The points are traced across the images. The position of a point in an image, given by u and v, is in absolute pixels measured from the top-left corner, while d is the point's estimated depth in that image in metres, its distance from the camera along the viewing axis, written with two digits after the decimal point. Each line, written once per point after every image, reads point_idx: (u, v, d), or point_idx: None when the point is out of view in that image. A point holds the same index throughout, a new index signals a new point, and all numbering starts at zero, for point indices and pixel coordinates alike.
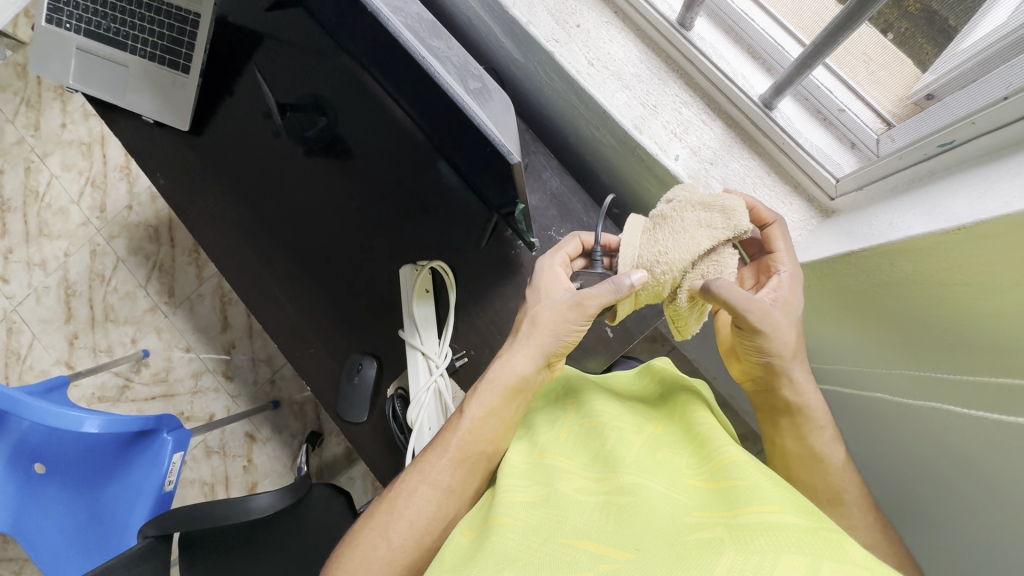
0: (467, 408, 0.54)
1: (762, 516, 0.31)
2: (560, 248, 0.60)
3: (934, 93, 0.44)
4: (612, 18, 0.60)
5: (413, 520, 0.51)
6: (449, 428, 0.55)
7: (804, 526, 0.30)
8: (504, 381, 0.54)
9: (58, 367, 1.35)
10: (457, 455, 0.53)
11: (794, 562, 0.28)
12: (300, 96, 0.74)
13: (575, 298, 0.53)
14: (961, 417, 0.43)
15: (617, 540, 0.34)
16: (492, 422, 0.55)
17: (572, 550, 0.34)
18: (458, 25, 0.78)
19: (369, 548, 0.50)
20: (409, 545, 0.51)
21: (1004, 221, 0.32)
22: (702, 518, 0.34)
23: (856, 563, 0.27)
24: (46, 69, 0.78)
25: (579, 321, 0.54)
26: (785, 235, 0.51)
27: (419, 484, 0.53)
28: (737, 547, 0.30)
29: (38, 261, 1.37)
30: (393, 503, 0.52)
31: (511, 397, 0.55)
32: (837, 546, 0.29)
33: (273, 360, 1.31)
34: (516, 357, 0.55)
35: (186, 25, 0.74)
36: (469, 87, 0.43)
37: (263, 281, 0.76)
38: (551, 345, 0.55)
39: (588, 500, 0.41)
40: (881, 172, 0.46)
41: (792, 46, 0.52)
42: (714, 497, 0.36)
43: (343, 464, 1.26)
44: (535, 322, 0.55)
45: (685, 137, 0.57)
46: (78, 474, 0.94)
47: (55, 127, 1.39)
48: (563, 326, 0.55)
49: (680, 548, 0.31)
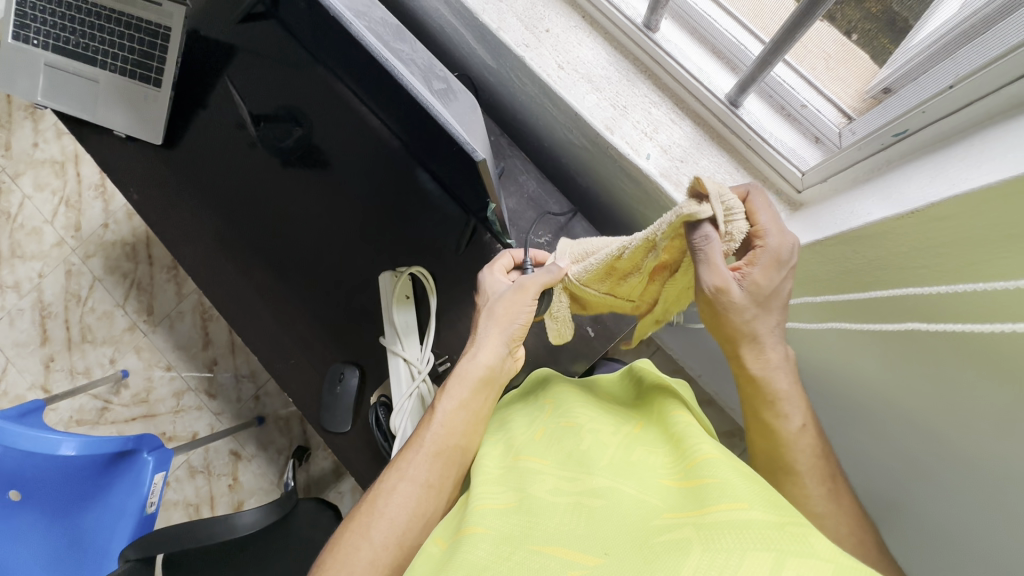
0: (439, 403, 0.55)
1: (730, 515, 0.32)
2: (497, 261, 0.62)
3: (890, 87, 0.45)
4: (580, 22, 0.61)
5: (394, 517, 0.50)
6: (422, 425, 0.55)
7: (773, 521, 0.31)
8: (473, 375, 0.56)
9: (34, 392, 1.31)
10: (432, 449, 0.53)
11: (759, 558, 0.28)
12: (275, 106, 0.74)
13: (525, 291, 0.57)
14: (932, 399, 0.44)
15: (589, 543, 0.35)
16: (463, 414, 0.55)
17: (542, 557, 0.35)
18: (431, 33, 0.79)
19: (351, 551, 0.48)
20: (391, 543, 0.49)
21: (955, 204, 0.33)
22: (671, 519, 0.34)
23: (821, 557, 0.28)
24: (13, 87, 0.77)
25: (528, 314, 0.57)
26: (765, 204, 0.44)
27: (399, 482, 0.52)
28: (704, 546, 0.30)
29: (11, 284, 1.34)
30: (374, 502, 0.52)
31: (480, 389, 0.56)
32: (802, 540, 0.29)
33: (257, 376, 1.29)
34: (481, 352, 0.57)
35: (156, 39, 0.74)
36: (433, 88, 0.44)
37: (242, 293, 0.76)
38: (512, 332, 0.57)
39: (558, 500, 0.41)
40: (843, 163, 0.48)
41: (753, 45, 0.54)
42: (685, 496, 0.36)
43: (330, 479, 1.24)
44: (494, 311, 0.57)
45: (655, 136, 0.58)
46: (55, 500, 0.91)
47: (26, 147, 1.37)
48: (518, 314, 0.57)
49: (649, 550, 0.32)
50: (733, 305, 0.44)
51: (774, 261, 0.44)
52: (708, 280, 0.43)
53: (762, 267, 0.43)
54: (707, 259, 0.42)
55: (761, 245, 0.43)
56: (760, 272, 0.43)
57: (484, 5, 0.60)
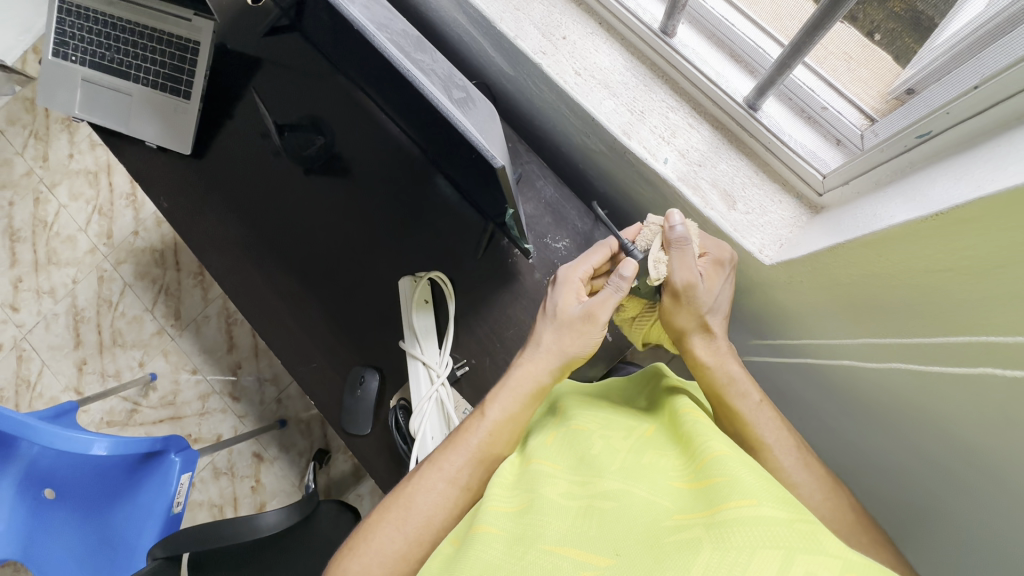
0: (488, 410, 0.55)
1: (739, 511, 0.32)
2: (586, 259, 0.59)
3: (914, 87, 0.45)
4: (596, 29, 0.61)
5: (430, 516, 0.51)
6: (470, 428, 0.55)
7: (781, 518, 0.31)
8: (526, 388, 0.56)
9: (67, 393, 1.36)
10: (477, 455, 0.54)
11: (768, 556, 0.29)
12: (298, 116, 0.76)
13: (594, 320, 0.56)
14: (954, 405, 0.42)
15: (599, 545, 0.35)
16: (512, 425, 0.55)
17: (553, 557, 0.35)
18: (450, 42, 0.80)
19: (385, 542, 0.50)
20: (425, 539, 0.51)
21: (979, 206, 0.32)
22: (682, 520, 0.34)
23: (828, 553, 0.28)
24: (52, 101, 0.81)
25: (595, 340, 0.57)
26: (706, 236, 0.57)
27: (439, 480, 0.53)
28: (714, 545, 0.30)
29: (47, 289, 1.39)
30: (410, 498, 0.52)
31: (531, 403, 0.56)
32: (811, 537, 0.29)
33: (279, 379, 1.32)
34: (539, 363, 0.56)
35: (186, 53, 0.77)
36: (452, 97, 0.45)
37: (265, 298, 0.77)
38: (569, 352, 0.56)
39: (568, 503, 0.40)
40: (865, 166, 0.47)
41: (772, 48, 0.54)
42: (697, 497, 0.36)
43: (350, 482, 1.26)
44: (562, 338, 0.57)
45: (673, 140, 0.58)
46: (87, 498, 0.95)
47: (62, 158, 1.42)
48: (586, 341, 0.57)
49: (659, 549, 0.32)
50: (695, 297, 0.55)
51: (716, 265, 0.56)
52: (677, 275, 0.55)
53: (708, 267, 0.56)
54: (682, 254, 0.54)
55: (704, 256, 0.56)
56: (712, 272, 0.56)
57: (502, 14, 0.61)
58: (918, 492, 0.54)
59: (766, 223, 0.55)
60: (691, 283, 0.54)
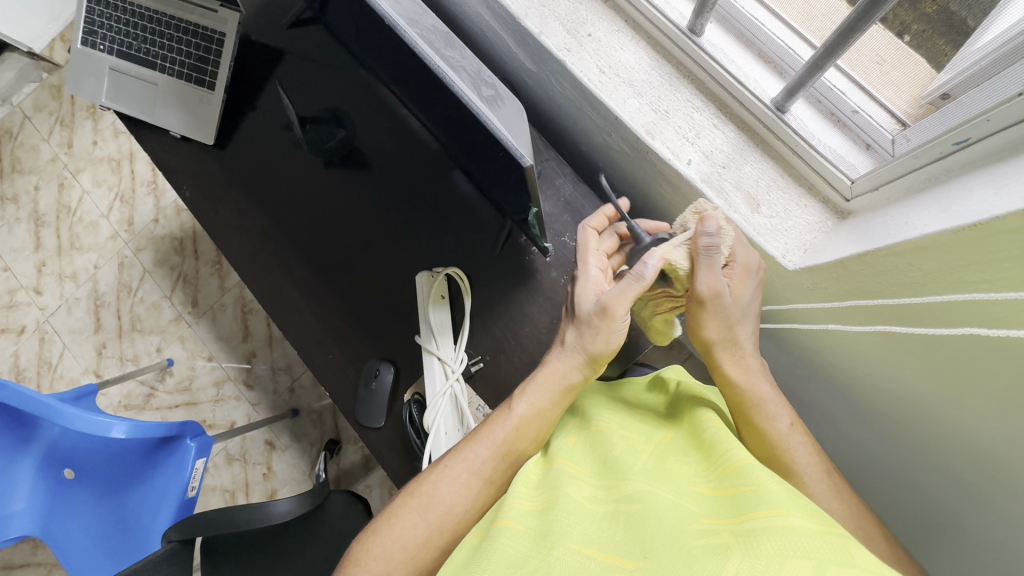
0: (515, 404, 0.54)
1: (770, 521, 0.32)
2: (591, 249, 0.59)
3: (949, 92, 0.43)
4: (622, 26, 0.60)
5: (453, 504, 0.52)
6: (496, 420, 0.55)
7: (812, 530, 0.31)
8: (553, 383, 0.55)
9: (87, 376, 1.39)
10: (502, 448, 0.53)
11: (799, 565, 0.28)
12: (319, 108, 0.77)
13: (613, 314, 0.53)
14: (978, 420, 0.42)
15: (627, 549, 0.35)
16: (539, 421, 0.54)
17: (581, 557, 0.35)
18: (472, 37, 0.80)
19: (407, 527, 0.51)
20: (445, 528, 0.51)
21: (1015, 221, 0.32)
22: (709, 526, 0.34)
23: (861, 565, 0.28)
24: (80, 89, 0.82)
25: (620, 334, 0.54)
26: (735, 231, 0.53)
27: (463, 471, 0.53)
28: (745, 552, 0.30)
29: (69, 273, 1.42)
30: (433, 485, 0.53)
31: (561, 397, 0.55)
32: (843, 549, 0.29)
33: (293, 369, 1.33)
34: (566, 361, 0.55)
35: (211, 44, 0.77)
36: (481, 94, 0.44)
37: (284, 290, 0.78)
38: (595, 355, 0.54)
39: (595, 507, 0.40)
40: (895, 173, 0.46)
41: (803, 49, 0.53)
42: (723, 504, 0.36)
43: (360, 472, 1.27)
44: (584, 336, 0.54)
45: (697, 141, 0.57)
46: (105, 480, 0.97)
47: (86, 145, 1.45)
48: (611, 340, 0.54)
49: (688, 553, 0.32)
50: (722, 306, 0.52)
51: (745, 273, 0.53)
52: (701, 284, 0.51)
53: (738, 276, 0.52)
54: (709, 263, 0.50)
55: (732, 263, 0.53)
56: (738, 282, 0.52)
57: (527, 10, 0.61)
58: (937, 501, 0.53)
59: (790, 227, 0.54)
60: (718, 294, 0.51)
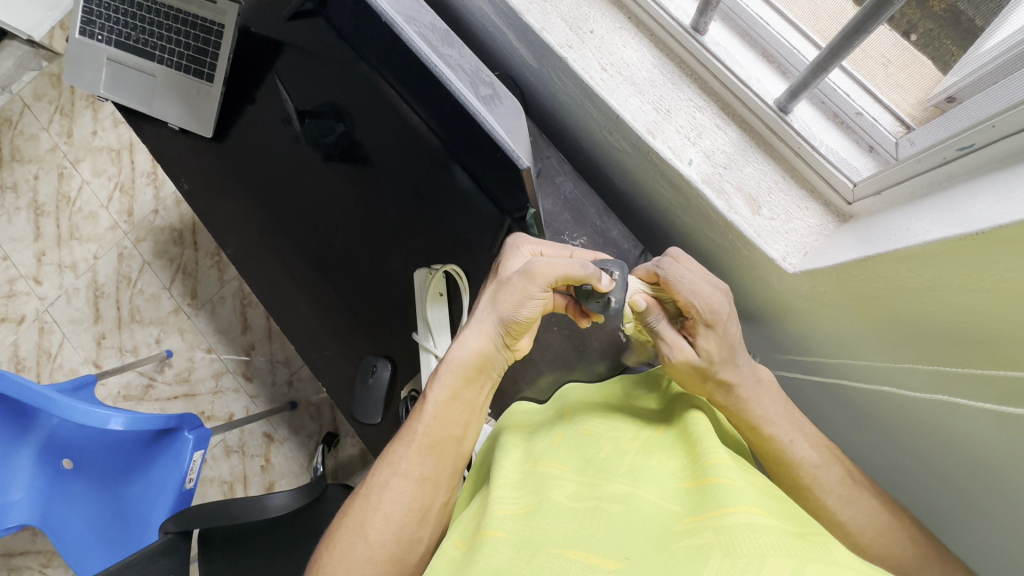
0: (430, 392, 0.56)
1: (749, 519, 0.32)
2: (540, 244, 0.60)
3: (955, 95, 0.43)
4: (625, 24, 0.60)
5: (389, 513, 0.52)
6: (415, 417, 0.56)
7: (791, 533, 0.31)
8: (462, 362, 0.56)
9: (86, 366, 1.39)
10: (425, 442, 0.54)
11: (780, 563, 0.28)
12: (318, 103, 0.73)
13: (535, 278, 0.54)
14: (979, 423, 0.43)
15: (608, 549, 0.35)
16: (456, 405, 0.56)
17: (562, 561, 0.35)
18: (474, 32, 0.79)
19: (347, 547, 0.51)
20: (387, 539, 0.52)
21: (1013, 231, 0.32)
22: (690, 524, 0.34)
23: (841, 564, 0.29)
24: (79, 80, 0.82)
25: (534, 303, 0.55)
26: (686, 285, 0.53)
27: (390, 476, 0.54)
28: (724, 552, 0.30)
29: (69, 263, 1.42)
30: (368, 497, 0.54)
31: (472, 377, 0.57)
32: (823, 550, 0.30)
33: (292, 361, 1.34)
34: (472, 336, 0.56)
35: (210, 35, 0.77)
36: (479, 94, 0.45)
37: (284, 286, 0.79)
38: (508, 320, 0.55)
39: (574, 505, 0.40)
40: (899, 175, 0.45)
41: (807, 50, 0.52)
42: (703, 499, 0.36)
43: (358, 465, 1.28)
44: (498, 294, 0.56)
45: (698, 141, 0.57)
46: (104, 471, 0.97)
47: (86, 134, 1.44)
48: (523, 302, 0.55)
49: (669, 555, 0.32)
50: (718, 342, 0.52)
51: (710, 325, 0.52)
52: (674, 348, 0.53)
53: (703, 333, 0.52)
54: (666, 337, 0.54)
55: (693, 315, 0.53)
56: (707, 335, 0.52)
57: (528, 5, 0.60)
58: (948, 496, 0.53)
59: (791, 229, 0.54)
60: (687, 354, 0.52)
